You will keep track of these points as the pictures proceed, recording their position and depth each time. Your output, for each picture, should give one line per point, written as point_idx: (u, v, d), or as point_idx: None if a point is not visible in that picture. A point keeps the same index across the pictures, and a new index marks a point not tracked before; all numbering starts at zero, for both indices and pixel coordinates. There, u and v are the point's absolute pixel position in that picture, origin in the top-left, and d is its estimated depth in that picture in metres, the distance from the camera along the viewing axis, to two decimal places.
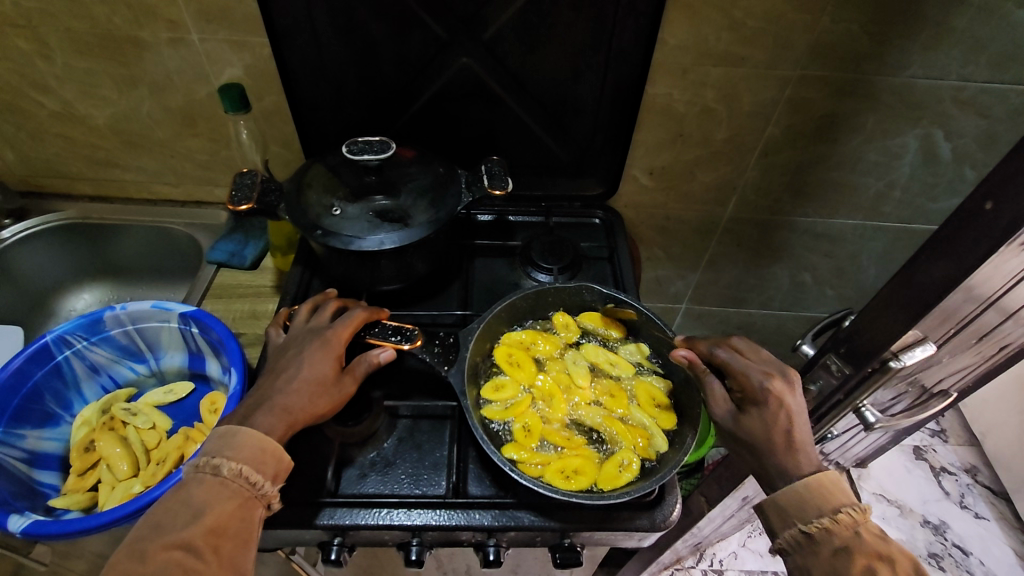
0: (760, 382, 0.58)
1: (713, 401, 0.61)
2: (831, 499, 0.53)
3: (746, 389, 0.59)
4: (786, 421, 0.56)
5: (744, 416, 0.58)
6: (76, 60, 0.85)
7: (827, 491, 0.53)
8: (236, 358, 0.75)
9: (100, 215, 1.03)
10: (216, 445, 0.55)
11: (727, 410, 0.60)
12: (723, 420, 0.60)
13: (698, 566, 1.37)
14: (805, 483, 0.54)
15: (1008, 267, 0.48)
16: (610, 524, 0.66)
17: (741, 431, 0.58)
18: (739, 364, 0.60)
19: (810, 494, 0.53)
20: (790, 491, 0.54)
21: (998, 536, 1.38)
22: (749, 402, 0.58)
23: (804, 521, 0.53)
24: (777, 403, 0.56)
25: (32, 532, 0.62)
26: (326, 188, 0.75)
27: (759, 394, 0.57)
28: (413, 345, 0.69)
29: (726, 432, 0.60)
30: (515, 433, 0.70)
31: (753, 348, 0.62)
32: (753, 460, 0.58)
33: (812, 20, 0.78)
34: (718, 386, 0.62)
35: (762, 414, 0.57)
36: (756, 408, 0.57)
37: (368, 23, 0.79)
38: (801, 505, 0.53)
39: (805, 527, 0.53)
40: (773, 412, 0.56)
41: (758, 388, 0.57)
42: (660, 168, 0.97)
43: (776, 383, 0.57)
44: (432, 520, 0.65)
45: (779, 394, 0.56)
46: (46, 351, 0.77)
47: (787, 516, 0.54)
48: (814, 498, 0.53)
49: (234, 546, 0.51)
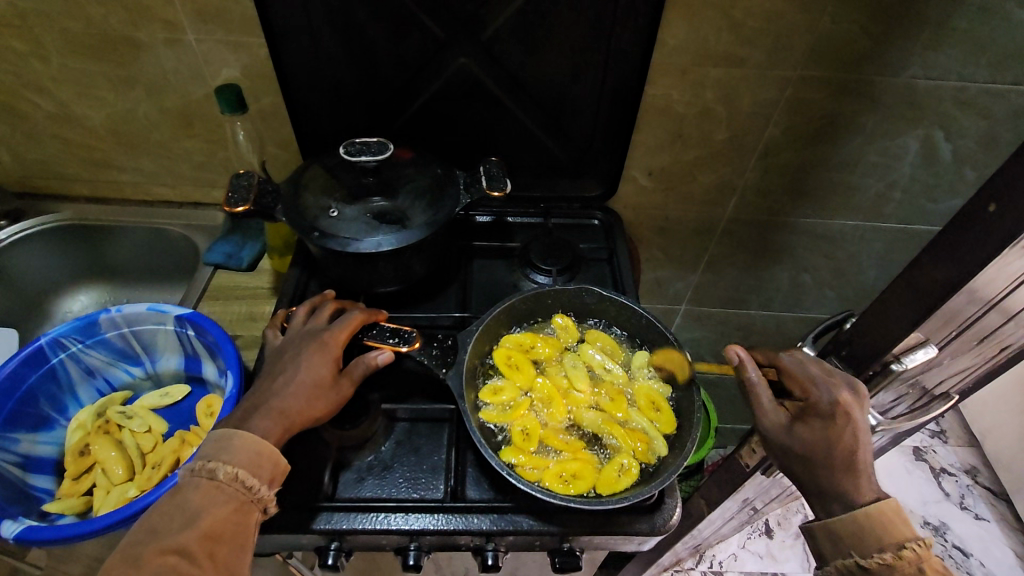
0: (827, 394, 0.56)
1: (763, 411, 0.60)
2: (894, 532, 0.52)
3: (810, 399, 0.58)
4: (851, 438, 0.55)
5: (802, 427, 0.57)
6: (72, 60, 0.84)
7: (890, 523, 0.53)
8: (232, 360, 0.74)
9: (97, 217, 1.02)
10: (213, 448, 0.54)
11: (780, 420, 0.59)
12: (776, 430, 0.59)
13: (698, 567, 1.36)
14: (867, 515, 0.53)
15: (1011, 269, 0.47)
16: (609, 529, 0.65)
17: (797, 443, 0.57)
18: (806, 372, 0.59)
19: (871, 525, 0.53)
20: (849, 521, 0.54)
21: (999, 538, 1.37)
22: (812, 414, 0.57)
23: (862, 554, 0.53)
24: (844, 417, 0.55)
25: (25, 537, 0.62)
26: (323, 189, 0.75)
27: (825, 405, 0.56)
28: (411, 346, 0.68)
29: (775, 443, 0.59)
30: (514, 436, 0.69)
31: (819, 359, 0.61)
32: (806, 477, 0.58)
33: (813, 20, 0.77)
34: (769, 393, 0.60)
35: (825, 427, 0.56)
36: (820, 419, 0.56)
37: (366, 23, 0.79)
38: (860, 537, 0.53)
39: (864, 561, 0.53)
40: (839, 426, 0.55)
41: (825, 401, 0.56)
42: (660, 169, 0.97)
43: (845, 396, 0.56)
44: (430, 524, 0.64)
45: (847, 408, 0.55)
46: (41, 353, 0.77)
47: (843, 546, 0.54)
48: (876, 531, 0.53)
49: (230, 551, 0.50)
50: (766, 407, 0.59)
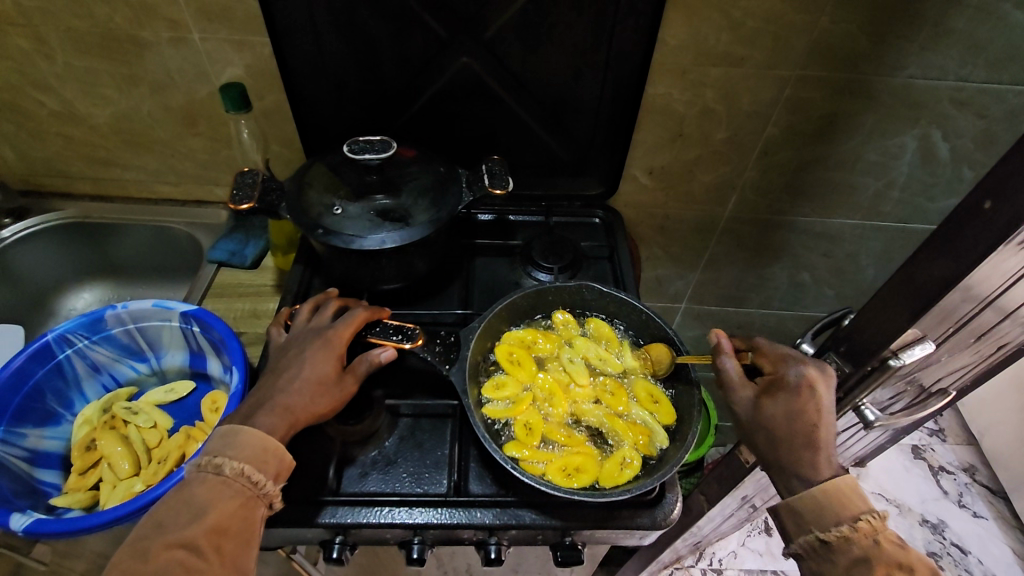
0: (794, 370, 0.58)
1: (734, 385, 0.62)
2: (850, 506, 0.54)
3: (778, 375, 0.59)
4: (813, 412, 0.56)
5: (768, 402, 0.59)
6: (76, 59, 0.85)
7: (846, 498, 0.54)
8: (237, 356, 0.75)
9: (101, 215, 1.03)
10: (219, 444, 0.55)
11: (749, 395, 0.60)
12: (745, 404, 0.61)
13: (698, 565, 1.37)
14: (823, 490, 0.55)
15: (1006, 266, 0.48)
16: (611, 523, 0.66)
17: (761, 416, 0.59)
18: (777, 352, 0.61)
19: (828, 500, 0.54)
20: (807, 497, 0.55)
21: (997, 535, 1.38)
22: (778, 388, 0.58)
23: (822, 529, 0.54)
24: (808, 391, 0.56)
25: (34, 530, 0.62)
26: (327, 188, 0.75)
27: (791, 381, 0.57)
28: (414, 344, 0.68)
29: (743, 418, 0.61)
30: (516, 432, 0.70)
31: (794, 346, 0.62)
32: (772, 458, 0.59)
33: (812, 20, 0.78)
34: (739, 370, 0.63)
35: (789, 400, 0.57)
36: (785, 393, 0.58)
37: (369, 22, 0.80)
38: (819, 513, 0.55)
39: (823, 535, 0.54)
40: (802, 400, 0.56)
41: (791, 376, 0.57)
42: (660, 168, 0.98)
43: (811, 372, 0.57)
44: (434, 518, 0.65)
45: (812, 382, 0.56)
46: (47, 349, 0.77)
47: (804, 522, 0.55)
48: (832, 505, 0.54)
49: (237, 545, 0.51)
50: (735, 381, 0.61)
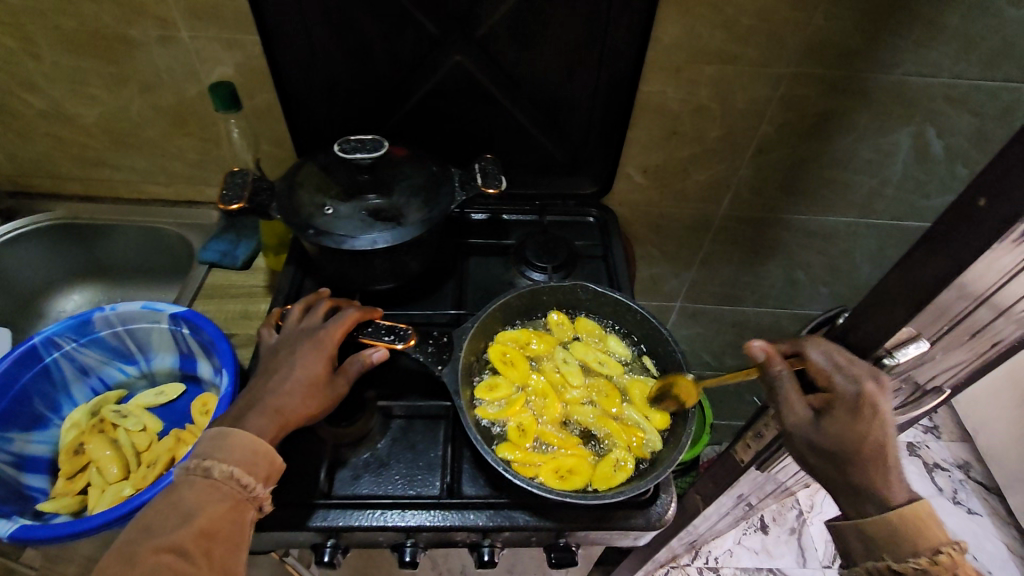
0: (854, 385, 0.51)
1: (787, 405, 0.55)
2: (928, 536, 0.51)
3: (835, 391, 0.53)
4: (880, 431, 0.51)
5: (827, 423, 0.53)
6: (64, 58, 0.84)
7: (925, 528, 0.51)
8: (227, 358, 0.74)
9: (91, 216, 1.02)
10: (208, 446, 0.54)
11: (804, 416, 0.54)
12: (801, 426, 0.54)
13: (694, 564, 1.37)
14: (903, 519, 0.52)
15: (1001, 263, 0.47)
16: (604, 524, 0.65)
17: (824, 439, 0.53)
18: (829, 363, 0.53)
19: (906, 529, 0.52)
20: (883, 524, 0.52)
21: (992, 532, 1.39)
22: (837, 407, 0.53)
23: (896, 558, 0.52)
24: (872, 410, 0.51)
25: (20, 536, 0.62)
26: (318, 187, 0.74)
27: (851, 399, 0.51)
28: (407, 344, 0.68)
29: (799, 439, 0.55)
30: (509, 433, 0.69)
31: (839, 345, 0.55)
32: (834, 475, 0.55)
33: (806, 17, 0.78)
34: (795, 384, 0.55)
35: (853, 421, 0.51)
36: (847, 415, 0.52)
37: (361, 20, 0.79)
38: (894, 540, 0.52)
39: (896, 564, 0.52)
40: (868, 420, 0.51)
41: (851, 394, 0.51)
42: (654, 166, 0.97)
43: (871, 387, 0.51)
44: (426, 521, 0.64)
45: (876, 400, 0.51)
46: (34, 352, 0.76)
47: (876, 548, 0.53)
48: (911, 536, 0.51)
49: (226, 549, 0.50)
50: (793, 404, 0.54)
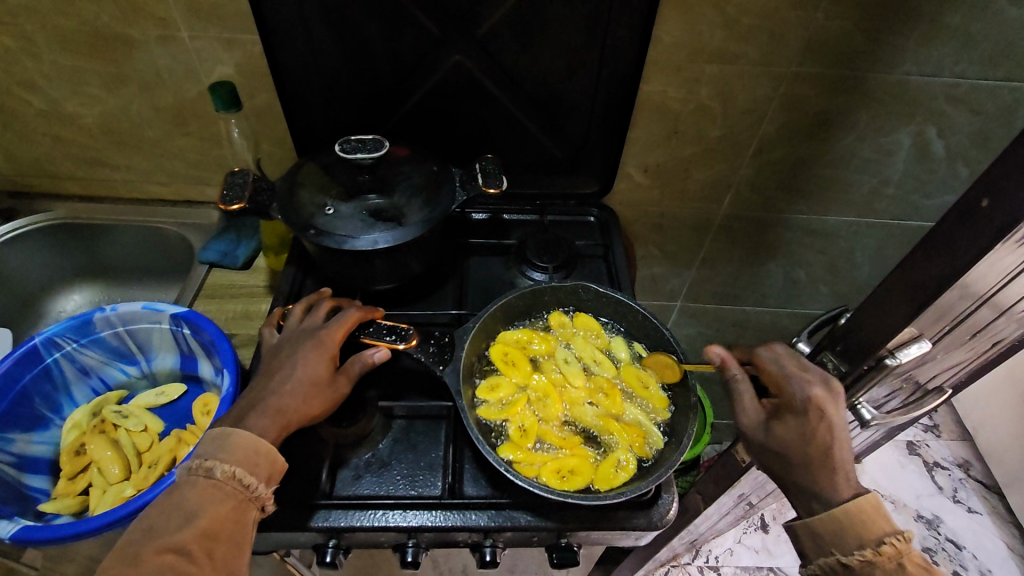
0: (800, 390, 0.56)
1: (744, 409, 0.61)
2: (872, 527, 0.51)
3: (785, 396, 0.57)
4: (825, 433, 0.54)
5: (777, 426, 0.58)
6: (63, 58, 0.83)
7: (868, 520, 0.52)
8: (229, 359, 0.74)
9: (91, 216, 1.02)
10: (211, 447, 0.54)
11: (758, 420, 0.59)
12: (755, 428, 0.59)
13: (694, 562, 1.37)
14: (845, 511, 0.52)
15: (1003, 264, 0.47)
16: (607, 524, 0.65)
17: (772, 441, 0.58)
18: (781, 369, 0.58)
19: (848, 521, 0.52)
20: (827, 518, 0.53)
21: (991, 530, 1.39)
22: (785, 410, 0.57)
23: (844, 552, 0.52)
24: (816, 413, 0.54)
25: (21, 537, 0.62)
26: (319, 187, 0.74)
27: (797, 403, 0.56)
28: (408, 344, 0.67)
29: (756, 442, 0.60)
30: (511, 433, 0.69)
31: (798, 353, 0.59)
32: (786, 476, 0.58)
33: (807, 16, 0.77)
34: (750, 390, 0.61)
35: (798, 423, 0.56)
36: (792, 417, 0.56)
37: (361, 20, 0.79)
38: (840, 535, 0.52)
39: (845, 559, 0.52)
40: (812, 423, 0.54)
41: (797, 398, 0.56)
42: (655, 165, 0.97)
43: (818, 392, 0.55)
44: (428, 521, 0.64)
45: (820, 404, 0.54)
46: (35, 353, 0.76)
47: (824, 544, 0.53)
48: (855, 527, 0.52)
49: (228, 549, 0.50)
50: (744, 407, 0.60)
